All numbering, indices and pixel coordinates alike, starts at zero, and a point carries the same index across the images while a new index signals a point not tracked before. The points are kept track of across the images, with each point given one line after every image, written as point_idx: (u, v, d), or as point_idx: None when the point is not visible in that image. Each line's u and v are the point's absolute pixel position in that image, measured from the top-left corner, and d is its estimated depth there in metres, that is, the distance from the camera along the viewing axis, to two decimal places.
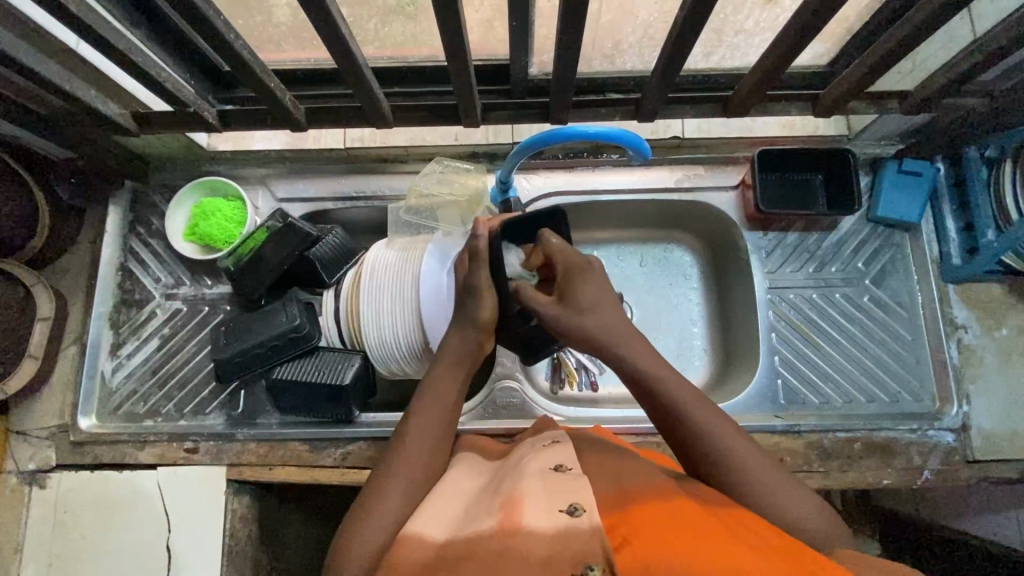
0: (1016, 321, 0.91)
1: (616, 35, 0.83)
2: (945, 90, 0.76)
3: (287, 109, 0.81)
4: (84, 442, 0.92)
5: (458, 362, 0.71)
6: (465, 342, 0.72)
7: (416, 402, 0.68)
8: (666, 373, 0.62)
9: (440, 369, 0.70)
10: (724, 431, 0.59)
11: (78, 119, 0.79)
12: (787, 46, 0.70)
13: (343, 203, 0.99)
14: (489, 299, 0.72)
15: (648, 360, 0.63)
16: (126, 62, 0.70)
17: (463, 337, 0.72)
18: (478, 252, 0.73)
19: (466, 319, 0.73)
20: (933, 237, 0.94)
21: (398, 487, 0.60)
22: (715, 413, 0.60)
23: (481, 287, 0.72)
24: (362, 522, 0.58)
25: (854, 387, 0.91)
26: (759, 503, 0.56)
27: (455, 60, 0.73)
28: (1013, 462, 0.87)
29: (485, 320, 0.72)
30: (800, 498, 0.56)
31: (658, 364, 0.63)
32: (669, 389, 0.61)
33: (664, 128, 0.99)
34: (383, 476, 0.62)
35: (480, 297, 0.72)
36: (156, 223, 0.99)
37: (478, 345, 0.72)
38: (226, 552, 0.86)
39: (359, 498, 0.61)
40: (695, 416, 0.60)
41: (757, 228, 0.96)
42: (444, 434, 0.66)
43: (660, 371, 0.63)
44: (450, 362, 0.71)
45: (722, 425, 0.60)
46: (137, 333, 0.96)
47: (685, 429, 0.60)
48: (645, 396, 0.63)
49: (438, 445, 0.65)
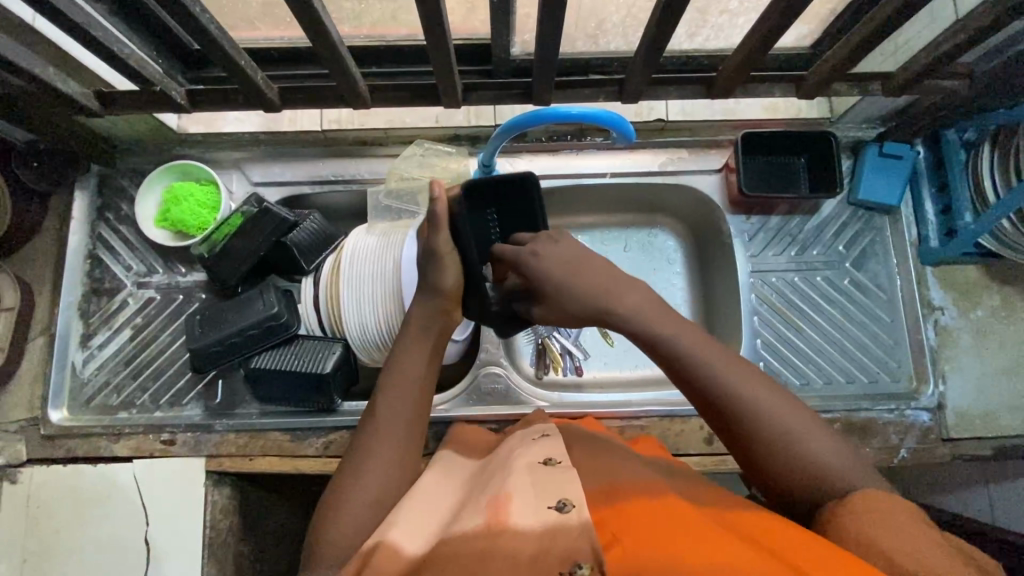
0: (992, 302, 0.93)
1: (599, 15, 0.80)
2: (926, 72, 0.76)
3: (259, 88, 0.77)
4: (55, 436, 0.89)
5: (424, 334, 0.69)
6: (427, 312, 0.69)
7: (387, 379, 0.66)
8: (681, 338, 0.60)
9: (405, 343, 0.68)
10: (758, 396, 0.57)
11: (37, 101, 0.75)
12: (773, 24, 0.68)
13: (321, 187, 0.96)
14: (449, 262, 0.70)
15: (659, 320, 0.61)
16: (84, 37, 0.66)
17: (424, 306, 0.70)
18: (434, 219, 0.69)
19: (426, 287, 0.70)
20: (912, 220, 0.95)
21: (369, 471, 0.59)
22: (745, 373, 0.58)
23: (440, 252, 0.69)
24: (337, 506, 0.57)
25: (834, 369, 0.92)
26: (781, 436, 0.55)
27: (435, 39, 0.70)
28: (987, 440, 0.89)
29: (448, 288, 0.70)
30: (828, 443, 0.55)
31: (669, 323, 0.61)
32: (673, 337, 0.60)
33: (648, 110, 0.98)
34: (355, 460, 0.61)
35: (441, 263, 0.69)
36: (126, 209, 0.96)
37: (445, 312, 0.70)
38: (208, 544, 0.85)
39: (333, 482, 0.60)
40: (711, 369, 0.58)
41: (740, 213, 0.96)
42: (416, 415, 0.64)
43: (673, 327, 0.61)
44: (414, 334, 0.69)
45: (731, 366, 0.59)
46: (108, 324, 0.93)
47: (700, 385, 0.58)
48: (663, 359, 0.61)
49: (412, 419, 0.64)
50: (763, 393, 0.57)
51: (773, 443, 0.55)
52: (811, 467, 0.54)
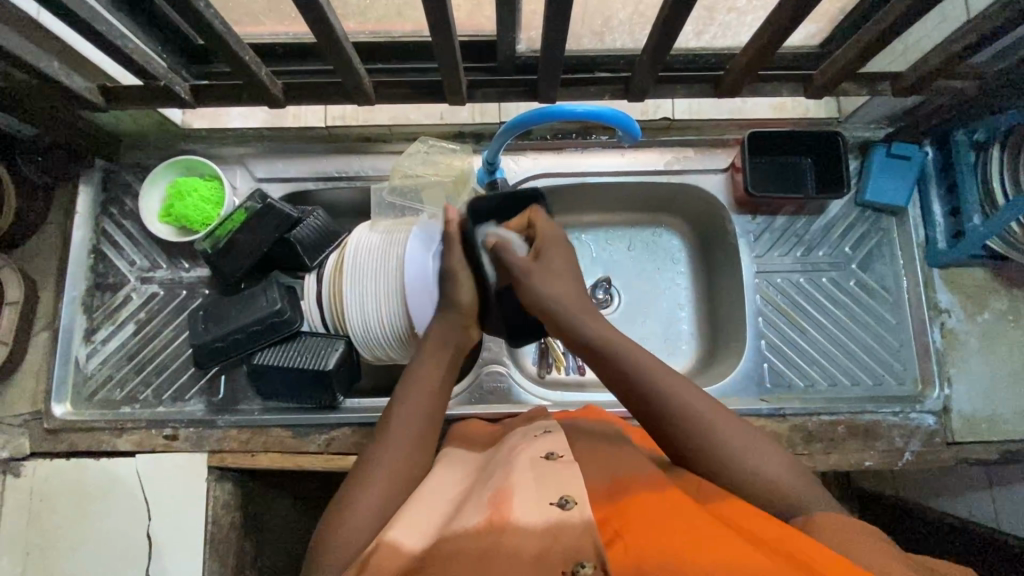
0: (999, 306, 0.92)
1: (605, 12, 0.80)
2: (936, 72, 0.76)
3: (263, 84, 0.77)
4: (59, 429, 0.89)
5: (443, 346, 0.73)
6: (447, 325, 0.75)
7: (403, 387, 0.68)
8: (630, 355, 0.63)
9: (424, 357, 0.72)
10: (703, 412, 0.59)
11: (42, 95, 0.75)
12: (782, 23, 0.68)
13: (325, 183, 0.96)
14: (463, 278, 0.76)
15: (610, 338, 0.65)
16: (89, 31, 0.66)
17: (445, 321, 0.75)
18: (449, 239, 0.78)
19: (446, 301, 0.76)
20: (919, 222, 0.94)
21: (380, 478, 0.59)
22: (692, 391, 0.61)
23: (454, 270, 0.77)
24: (346, 510, 0.56)
25: (839, 371, 0.92)
26: (728, 454, 0.56)
27: (440, 36, 0.70)
28: (992, 444, 0.88)
29: (465, 303, 0.76)
30: (774, 461, 0.56)
31: (619, 342, 0.65)
32: (622, 354, 0.63)
33: (654, 109, 0.97)
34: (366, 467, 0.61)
35: (455, 279, 0.76)
36: (130, 204, 0.96)
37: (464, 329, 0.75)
38: (209, 538, 0.85)
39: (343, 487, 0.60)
40: (655, 387, 0.61)
41: (746, 213, 0.96)
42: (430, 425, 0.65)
43: (622, 344, 0.64)
44: (431, 347, 0.73)
45: (681, 381, 0.62)
46: (112, 318, 0.94)
47: (650, 399, 0.61)
48: (612, 376, 0.64)
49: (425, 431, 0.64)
50: (708, 410, 0.59)
51: (719, 461, 0.56)
52: (761, 485, 0.55)
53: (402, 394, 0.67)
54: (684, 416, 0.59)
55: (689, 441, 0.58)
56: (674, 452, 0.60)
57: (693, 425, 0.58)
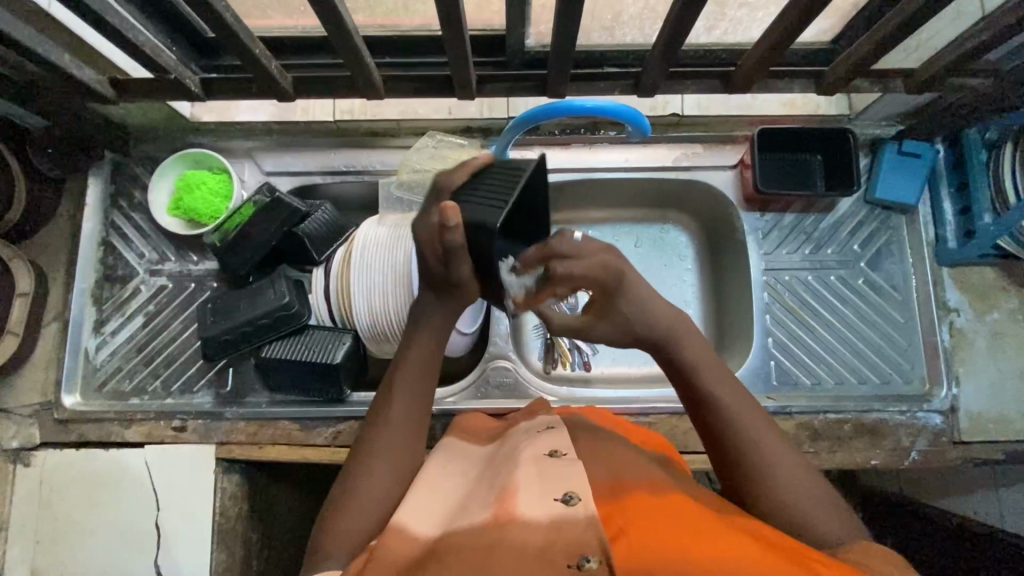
0: (1009, 305, 0.91)
1: (616, 7, 0.79)
2: (949, 70, 0.75)
3: (273, 77, 0.77)
4: (69, 420, 0.90)
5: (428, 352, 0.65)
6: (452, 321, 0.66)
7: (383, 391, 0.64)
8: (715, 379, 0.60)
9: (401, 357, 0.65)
10: (770, 452, 0.57)
11: (54, 87, 0.75)
12: (794, 20, 0.67)
13: (332, 177, 0.96)
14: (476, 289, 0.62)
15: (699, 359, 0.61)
16: (102, 25, 0.67)
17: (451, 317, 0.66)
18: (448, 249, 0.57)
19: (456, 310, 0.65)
20: (929, 219, 0.94)
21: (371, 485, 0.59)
22: (765, 429, 0.58)
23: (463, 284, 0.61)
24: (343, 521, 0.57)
25: (845, 369, 0.91)
26: (779, 494, 0.55)
27: (450, 29, 0.69)
28: (999, 444, 0.88)
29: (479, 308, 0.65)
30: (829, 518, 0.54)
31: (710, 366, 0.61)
32: (706, 376, 0.60)
33: (663, 105, 0.99)
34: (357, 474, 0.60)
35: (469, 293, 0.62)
36: (139, 196, 0.96)
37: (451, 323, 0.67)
38: (217, 529, 0.86)
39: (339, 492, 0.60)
40: (729, 409, 0.59)
41: (755, 210, 0.95)
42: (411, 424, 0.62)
43: (710, 370, 0.61)
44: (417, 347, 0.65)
45: (762, 420, 0.59)
46: (121, 310, 0.94)
47: (718, 416, 0.59)
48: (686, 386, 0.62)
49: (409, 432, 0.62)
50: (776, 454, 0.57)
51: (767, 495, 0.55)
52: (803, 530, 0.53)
53: (382, 404, 0.63)
54: (752, 447, 0.57)
55: (738, 465, 0.57)
56: (727, 469, 0.59)
57: (756, 458, 0.57)
